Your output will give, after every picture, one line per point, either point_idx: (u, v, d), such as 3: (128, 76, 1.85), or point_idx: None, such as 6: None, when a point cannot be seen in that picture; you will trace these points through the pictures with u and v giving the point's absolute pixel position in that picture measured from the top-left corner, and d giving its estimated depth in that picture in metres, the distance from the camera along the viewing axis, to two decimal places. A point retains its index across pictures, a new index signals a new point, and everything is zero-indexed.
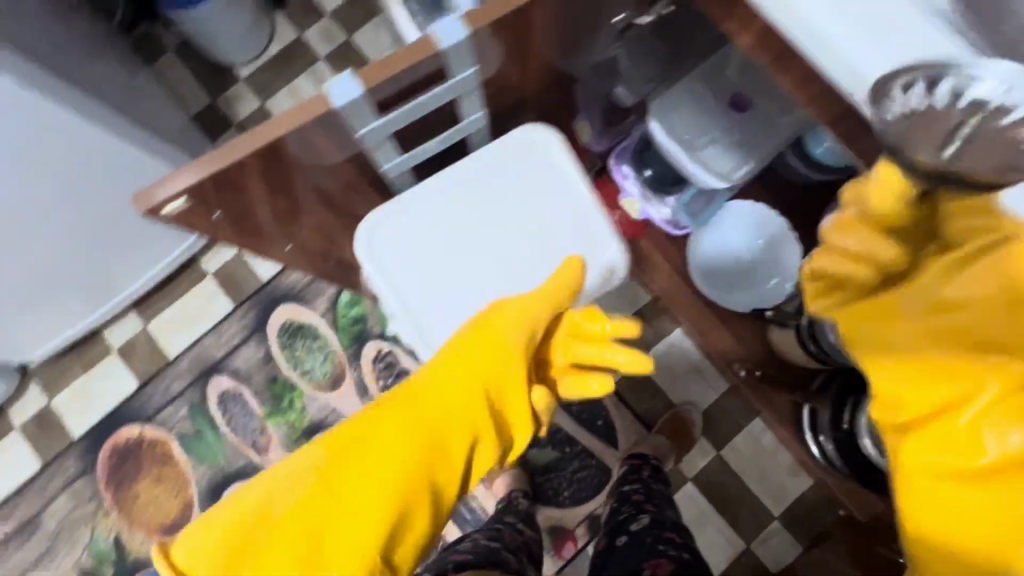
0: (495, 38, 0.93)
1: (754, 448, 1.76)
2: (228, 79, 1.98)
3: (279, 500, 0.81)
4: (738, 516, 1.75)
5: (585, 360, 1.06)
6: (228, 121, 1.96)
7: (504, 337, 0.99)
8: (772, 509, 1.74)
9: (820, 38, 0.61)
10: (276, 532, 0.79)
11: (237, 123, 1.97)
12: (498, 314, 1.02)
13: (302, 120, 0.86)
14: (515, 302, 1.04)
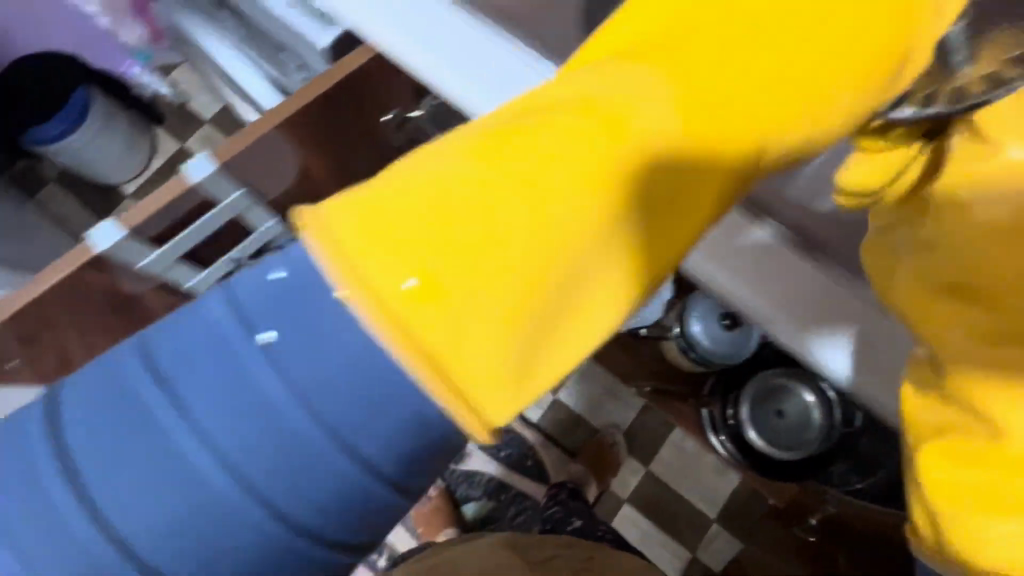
0: (256, 164, 1.08)
1: (680, 456, 1.81)
2: (114, 198, 2.01)
3: (197, 361, 0.50)
4: (676, 524, 1.79)
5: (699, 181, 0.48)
6: None
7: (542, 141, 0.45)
8: (707, 512, 1.79)
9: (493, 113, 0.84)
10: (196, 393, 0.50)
11: None
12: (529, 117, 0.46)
13: (83, 263, 1.02)
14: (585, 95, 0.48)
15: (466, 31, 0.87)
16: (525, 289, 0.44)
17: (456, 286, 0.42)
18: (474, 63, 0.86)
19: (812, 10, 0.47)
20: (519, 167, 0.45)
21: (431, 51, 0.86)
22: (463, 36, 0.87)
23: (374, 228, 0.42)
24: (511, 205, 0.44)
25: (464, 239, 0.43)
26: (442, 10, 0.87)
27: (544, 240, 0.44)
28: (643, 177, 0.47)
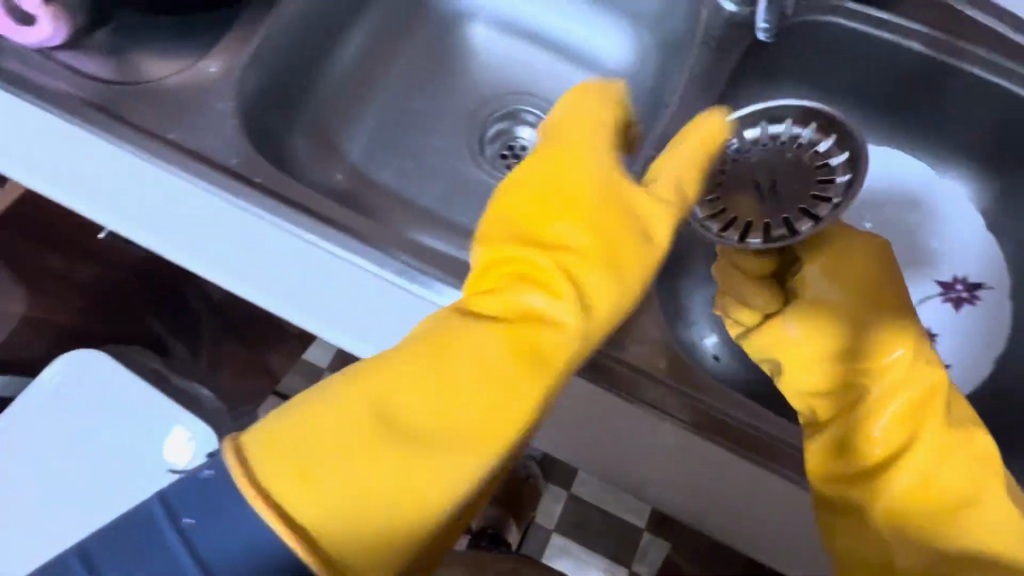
0: None
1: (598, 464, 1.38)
2: None
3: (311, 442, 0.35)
4: (609, 547, 1.35)
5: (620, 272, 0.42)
6: None
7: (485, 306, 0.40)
8: (638, 522, 1.37)
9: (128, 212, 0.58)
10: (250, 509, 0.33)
11: None
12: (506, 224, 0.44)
13: None
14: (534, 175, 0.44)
15: (56, 121, 0.60)
16: (408, 455, 0.35)
17: (424, 476, 0.35)
18: (78, 164, 0.59)
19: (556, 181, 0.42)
20: (565, 277, 0.39)
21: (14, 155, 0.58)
22: (51, 125, 0.60)
23: (334, 442, 0.35)
24: (487, 387, 0.37)
25: (461, 409, 0.36)
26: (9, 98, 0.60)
27: (515, 399, 0.37)
28: (571, 354, 0.39)
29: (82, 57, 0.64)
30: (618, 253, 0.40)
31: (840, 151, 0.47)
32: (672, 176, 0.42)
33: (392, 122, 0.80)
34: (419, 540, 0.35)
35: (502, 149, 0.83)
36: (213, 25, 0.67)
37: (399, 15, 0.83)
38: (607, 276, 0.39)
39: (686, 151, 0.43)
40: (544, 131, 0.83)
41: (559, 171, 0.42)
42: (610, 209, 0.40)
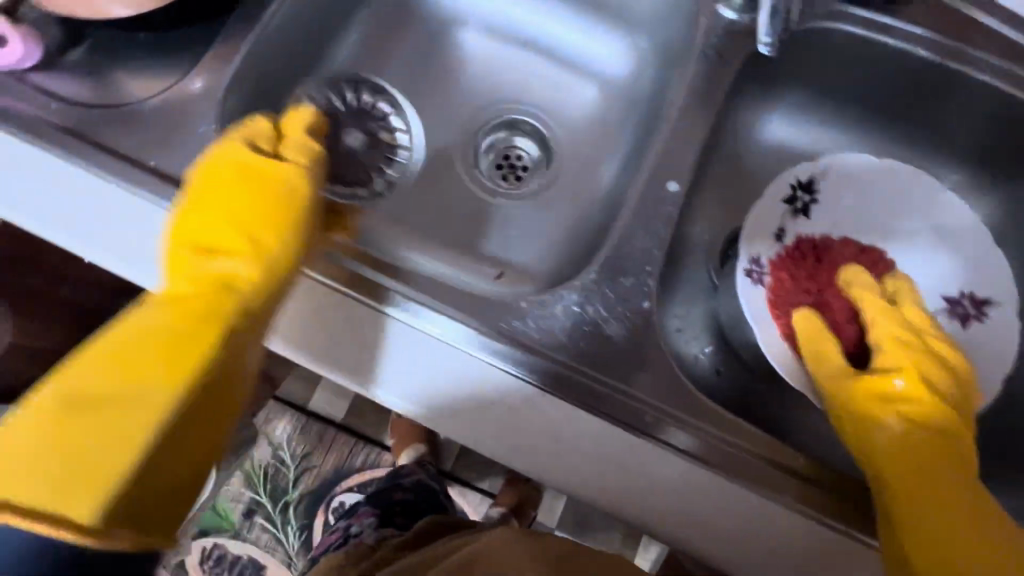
0: None
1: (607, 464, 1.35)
2: None
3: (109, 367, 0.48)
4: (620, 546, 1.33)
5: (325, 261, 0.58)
6: None
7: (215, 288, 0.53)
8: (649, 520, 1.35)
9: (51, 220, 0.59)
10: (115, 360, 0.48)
11: None
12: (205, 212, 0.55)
13: None
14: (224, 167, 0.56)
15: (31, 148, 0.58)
16: (157, 370, 0.48)
17: (147, 389, 0.47)
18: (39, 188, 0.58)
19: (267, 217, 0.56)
20: (205, 286, 0.53)
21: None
22: (26, 151, 0.58)
23: (73, 410, 0.45)
24: (193, 320, 0.51)
25: (173, 339, 0.50)
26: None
27: (196, 335, 0.50)
28: (252, 292, 0.54)
29: (56, 77, 0.62)
30: (261, 191, 0.56)
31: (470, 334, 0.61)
32: (297, 141, 0.60)
33: (383, 133, 0.78)
34: (199, 402, 0.49)
35: (370, 148, 0.76)
36: (195, 41, 0.65)
37: (388, 25, 0.81)
38: (252, 218, 0.56)
39: (303, 137, 0.60)
40: (396, 105, 0.79)
41: (212, 194, 0.55)
42: (256, 197, 0.56)
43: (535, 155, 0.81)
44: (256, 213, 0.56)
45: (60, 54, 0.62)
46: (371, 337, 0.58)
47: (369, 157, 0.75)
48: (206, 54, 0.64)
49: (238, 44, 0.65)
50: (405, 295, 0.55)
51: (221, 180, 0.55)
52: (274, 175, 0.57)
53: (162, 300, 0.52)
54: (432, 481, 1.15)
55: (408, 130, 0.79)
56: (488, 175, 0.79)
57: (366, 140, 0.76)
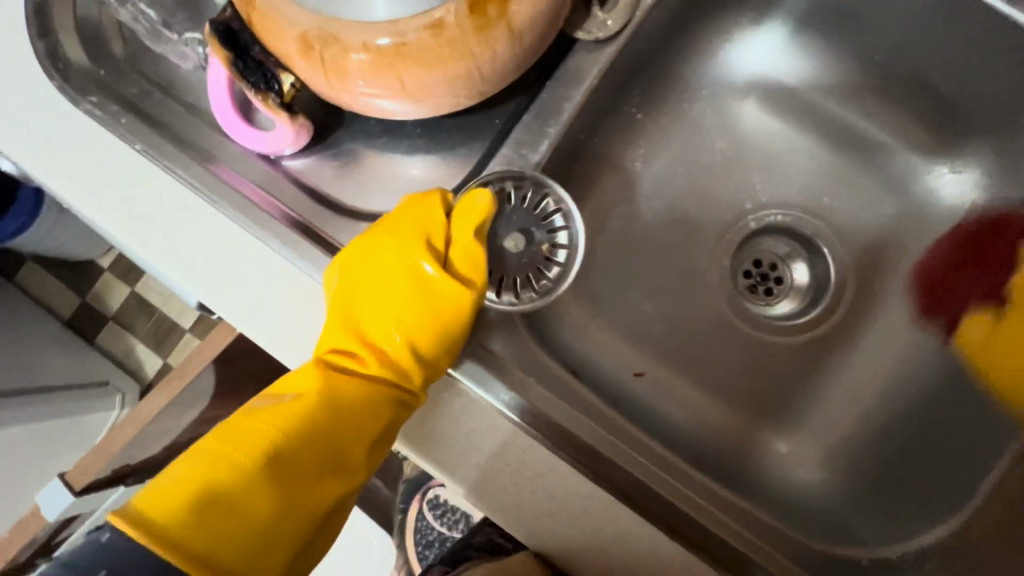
0: (167, 398, 0.57)
1: None
2: (81, 274, 1.40)
3: (276, 428, 0.36)
4: None
5: (469, 260, 0.42)
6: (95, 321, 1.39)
7: (385, 270, 0.41)
8: None
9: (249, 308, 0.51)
10: (287, 443, 0.36)
11: (92, 317, 1.39)
12: (382, 231, 0.42)
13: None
14: (426, 219, 0.42)
15: (246, 236, 0.51)
16: (337, 376, 0.39)
17: (291, 486, 0.35)
18: (236, 274, 0.51)
19: (442, 228, 0.42)
20: (382, 357, 0.41)
21: (177, 261, 0.51)
22: (238, 236, 0.51)
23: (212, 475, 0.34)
24: (341, 421, 0.38)
25: (329, 439, 0.37)
26: (187, 196, 0.52)
27: (355, 440, 0.38)
28: (428, 322, 0.41)
29: (313, 166, 0.53)
30: (449, 303, 0.41)
31: (565, 241, 0.47)
32: (471, 251, 0.42)
33: (648, 222, 0.66)
34: (370, 455, 0.39)
35: (525, 256, 0.47)
36: (479, 137, 0.53)
37: (665, 98, 0.66)
38: (426, 314, 0.41)
39: (476, 238, 0.42)
40: (565, 210, 0.47)
41: (382, 253, 0.41)
42: (434, 308, 0.41)
43: (802, 282, 0.68)
44: (426, 324, 0.40)
45: (328, 136, 0.53)
46: (459, 416, 0.46)
47: (516, 266, 0.47)
48: (517, 131, 0.51)
49: (531, 146, 0.51)
50: (479, 373, 0.46)
51: (411, 239, 0.41)
52: (461, 290, 0.41)
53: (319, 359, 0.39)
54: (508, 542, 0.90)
55: (573, 245, 0.47)
56: (737, 281, 0.68)
57: (527, 240, 0.47)
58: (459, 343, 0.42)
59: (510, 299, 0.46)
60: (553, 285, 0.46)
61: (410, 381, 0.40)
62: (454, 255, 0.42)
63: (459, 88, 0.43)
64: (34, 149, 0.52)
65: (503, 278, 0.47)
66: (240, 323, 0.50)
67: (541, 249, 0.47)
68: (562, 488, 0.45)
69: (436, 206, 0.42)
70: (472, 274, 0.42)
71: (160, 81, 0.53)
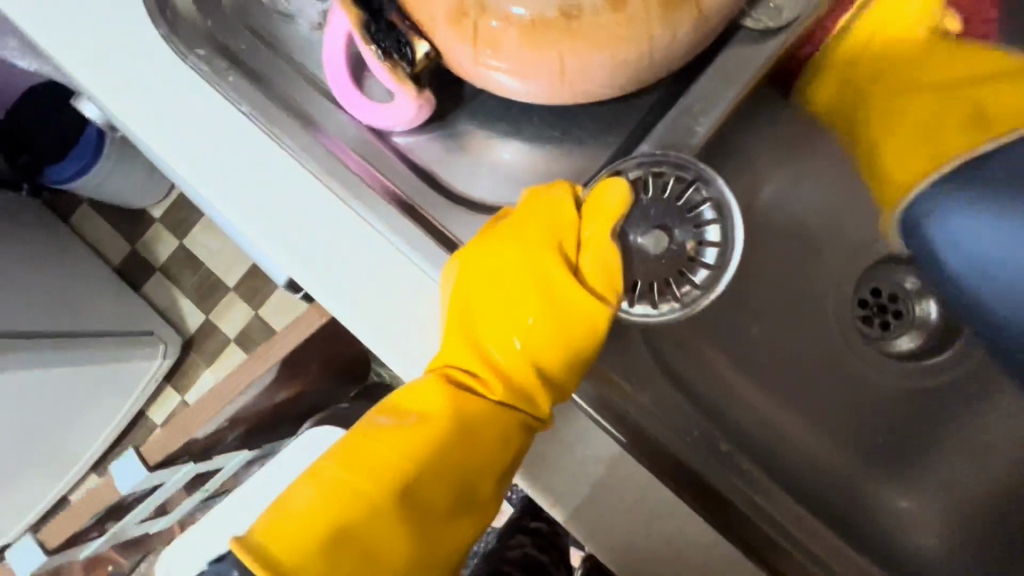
0: (241, 381, 0.54)
1: None
2: (135, 223, 1.39)
3: (399, 457, 0.32)
4: None
5: (606, 265, 0.34)
6: (143, 272, 1.39)
7: (510, 274, 0.34)
8: None
9: (348, 295, 0.47)
10: (414, 476, 0.31)
11: (142, 267, 1.39)
12: (503, 229, 0.35)
13: (58, 535, 0.64)
14: (552, 215, 0.34)
15: (354, 219, 0.48)
16: (458, 399, 0.33)
17: (423, 525, 0.31)
18: (339, 259, 0.48)
19: (572, 227, 0.34)
20: (503, 381, 0.34)
21: (277, 238, 0.48)
22: (344, 217, 0.48)
23: (339, 509, 0.30)
24: (469, 450, 0.33)
25: (458, 470, 0.33)
26: (291, 168, 0.48)
27: (482, 471, 0.33)
28: (562, 341, 0.34)
29: (424, 145, 0.48)
30: (581, 318, 0.34)
31: (717, 237, 0.34)
32: (605, 256, 0.34)
33: (765, 236, 0.60)
34: (500, 486, 0.34)
35: (664, 257, 0.35)
36: (609, 128, 0.47)
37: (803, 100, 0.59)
38: (557, 330, 0.34)
39: (611, 238, 0.34)
40: (716, 198, 0.35)
41: (503, 256, 0.34)
42: (565, 323, 0.34)
43: (929, 319, 0.61)
44: (552, 342, 0.33)
45: (443, 112, 0.48)
46: (570, 438, 0.42)
47: (651, 270, 0.35)
48: (659, 126, 0.45)
49: (673, 146, 0.45)
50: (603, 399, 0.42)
51: (535, 239, 0.34)
52: (598, 304, 0.34)
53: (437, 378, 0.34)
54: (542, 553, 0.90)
55: (727, 243, 0.34)
56: (855, 311, 0.61)
57: (665, 237, 0.35)
58: (589, 363, 0.35)
59: (644, 311, 0.35)
60: (700, 295, 0.34)
61: (539, 405, 0.34)
62: (584, 261, 0.35)
63: (619, 75, 0.38)
64: (133, 102, 0.49)
65: (637, 283, 0.35)
66: (338, 312, 0.47)
67: (685, 248, 0.35)
68: (678, 533, 0.41)
69: (565, 200, 0.35)
70: (608, 284, 0.34)
71: (267, 37, 0.49)
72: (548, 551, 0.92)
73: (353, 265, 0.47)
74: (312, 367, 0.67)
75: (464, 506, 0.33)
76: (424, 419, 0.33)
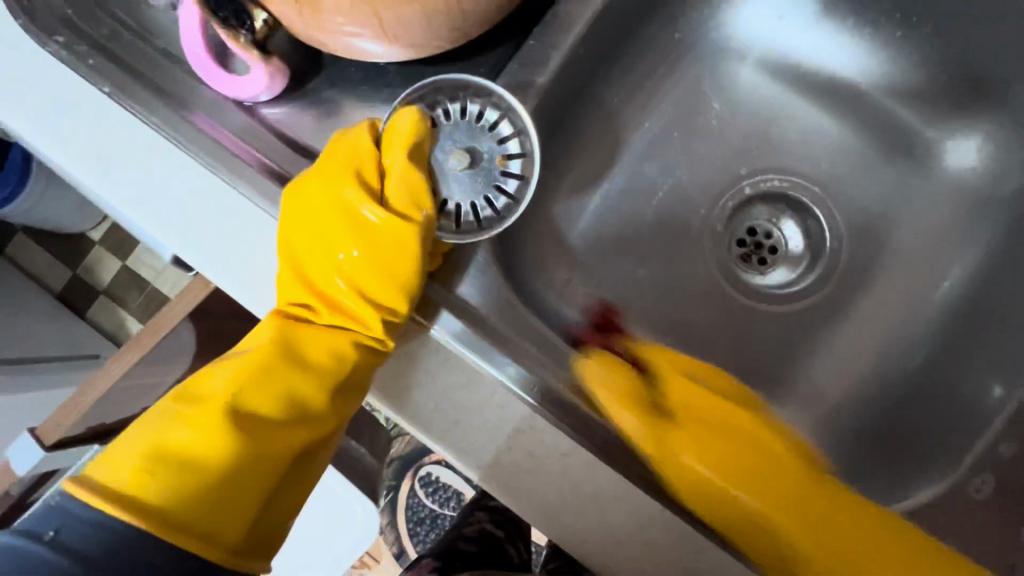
0: (136, 354, 0.56)
1: None
2: (75, 248, 1.37)
3: (234, 382, 0.37)
4: None
5: (408, 191, 0.39)
6: (86, 297, 1.37)
7: (322, 209, 0.39)
8: None
9: (225, 259, 0.49)
10: (246, 395, 0.37)
11: (84, 291, 1.37)
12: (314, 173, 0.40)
13: None
14: (356, 155, 0.40)
15: (219, 183, 0.49)
16: (289, 329, 0.39)
17: (258, 431, 0.37)
18: (208, 222, 0.49)
19: (374, 163, 0.40)
20: (333, 307, 0.40)
21: (150, 211, 0.49)
22: (213, 184, 0.49)
23: (178, 429, 0.36)
24: (300, 370, 0.38)
25: (289, 389, 0.38)
26: (157, 142, 0.50)
27: (314, 388, 0.38)
28: (375, 263, 0.39)
29: (291, 115, 0.51)
30: (394, 239, 0.39)
31: (516, 147, 0.39)
32: (407, 180, 0.39)
33: (641, 185, 0.64)
34: (335, 404, 0.39)
35: (473, 174, 0.40)
36: None
37: (660, 56, 0.64)
38: (372, 255, 0.39)
39: (411, 163, 0.39)
40: (509, 111, 0.39)
41: (314, 193, 0.39)
42: (379, 247, 0.39)
43: (797, 250, 0.66)
44: (368, 265, 0.39)
45: (305, 82, 0.51)
46: (433, 368, 0.44)
47: (470, 190, 0.40)
48: (502, 79, 0.49)
49: (516, 96, 0.49)
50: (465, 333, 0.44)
51: (340, 175, 0.39)
52: (401, 224, 0.38)
53: (273, 314, 0.39)
54: (499, 528, 0.91)
55: (527, 152, 0.39)
56: (731, 249, 0.66)
57: (472, 156, 0.40)
58: (410, 277, 0.39)
59: (462, 225, 0.40)
60: (509, 202, 0.39)
61: (363, 324, 0.39)
62: (389, 189, 0.39)
63: (438, 26, 0.41)
64: (2, 94, 0.50)
65: (455, 204, 0.40)
66: (216, 276, 0.49)
67: (491, 163, 0.39)
68: (542, 446, 0.44)
69: (367, 141, 0.40)
70: (414, 205, 0.39)
71: (131, 23, 0.51)
72: (504, 527, 0.92)
73: (226, 230, 0.49)
74: (230, 352, 0.69)
75: (298, 421, 0.38)
76: (257, 350, 0.38)
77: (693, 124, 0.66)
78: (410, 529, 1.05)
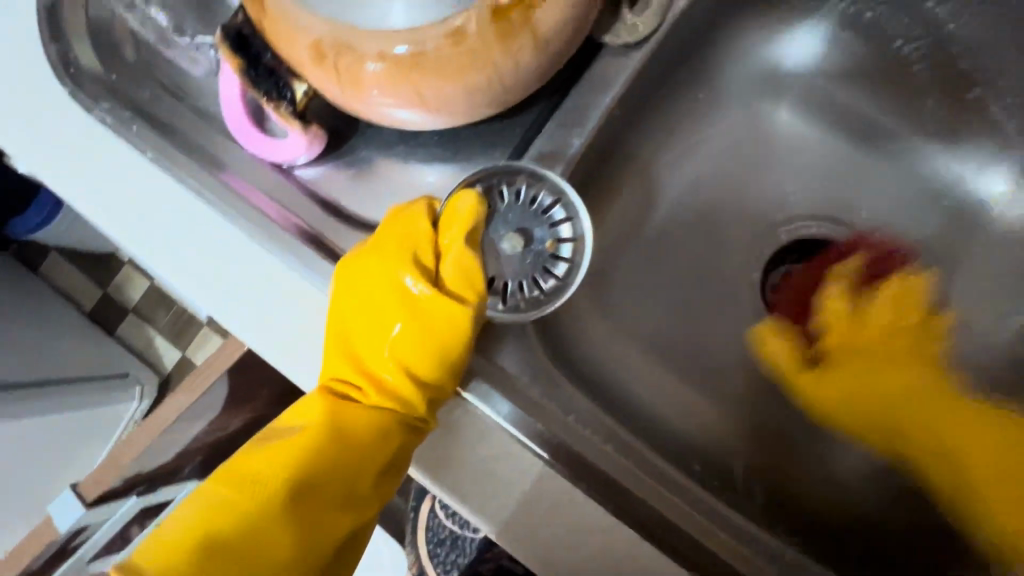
0: (171, 412, 0.57)
1: None
2: (105, 267, 1.40)
3: (281, 467, 0.37)
4: None
5: (461, 273, 0.39)
6: (116, 315, 1.40)
7: (376, 290, 0.39)
8: None
9: (259, 323, 0.49)
10: (294, 480, 0.37)
11: (114, 309, 1.40)
12: (367, 252, 0.39)
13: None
14: (411, 235, 0.40)
15: (257, 249, 0.50)
16: (338, 410, 0.39)
17: (306, 517, 0.37)
18: (244, 286, 0.49)
19: (428, 243, 0.40)
20: (379, 388, 0.39)
21: (188, 275, 0.50)
22: (249, 248, 0.50)
23: (227, 515, 0.36)
24: (347, 453, 0.38)
25: (336, 473, 0.38)
26: (197, 206, 0.50)
27: (360, 471, 0.38)
28: (425, 345, 0.39)
29: (326, 176, 0.51)
30: (444, 322, 0.39)
31: (569, 234, 0.42)
32: (461, 262, 0.39)
33: (674, 232, 0.63)
34: (379, 484, 0.39)
35: (525, 255, 0.42)
36: (497, 145, 0.50)
37: (696, 101, 0.63)
38: (420, 338, 0.39)
39: (467, 246, 0.39)
40: (565, 199, 0.42)
41: (369, 273, 0.39)
42: (429, 329, 0.39)
43: None
44: (418, 347, 0.38)
45: (340, 142, 0.51)
46: (472, 439, 0.44)
47: (519, 271, 0.42)
48: (538, 140, 0.48)
49: (552, 157, 0.48)
50: (506, 408, 0.43)
51: (395, 255, 0.39)
52: (452, 308, 0.38)
53: (321, 393, 0.39)
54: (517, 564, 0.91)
55: (579, 239, 0.42)
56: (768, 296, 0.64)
57: (527, 239, 0.42)
58: (458, 358, 0.39)
59: (512, 304, 0.42)
60: (561, 285, 0.42)
61: (412, 406, 0.39)
62: (442, 270, 0.40)
63: (479, 99, 0.41)
64: (48, 158, 0.51)
65: (506, 283, 0.42)
66: (251, 341, 0.48)
67: (543, 246, 0.42)
68: (579, 520, 0.43)
69: (420, 220, 0.40)
70: (465, 288, 0.39)
71: (171, 86, 0.52)
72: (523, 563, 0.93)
73: (261, 294, 0.49)
74: (263, 393, 0.70)
75: (344, 504, 0.38)
76: (305, 431, 0.38)
77: (727, 168, 0.65)
78: (430, 551, 0.96)
